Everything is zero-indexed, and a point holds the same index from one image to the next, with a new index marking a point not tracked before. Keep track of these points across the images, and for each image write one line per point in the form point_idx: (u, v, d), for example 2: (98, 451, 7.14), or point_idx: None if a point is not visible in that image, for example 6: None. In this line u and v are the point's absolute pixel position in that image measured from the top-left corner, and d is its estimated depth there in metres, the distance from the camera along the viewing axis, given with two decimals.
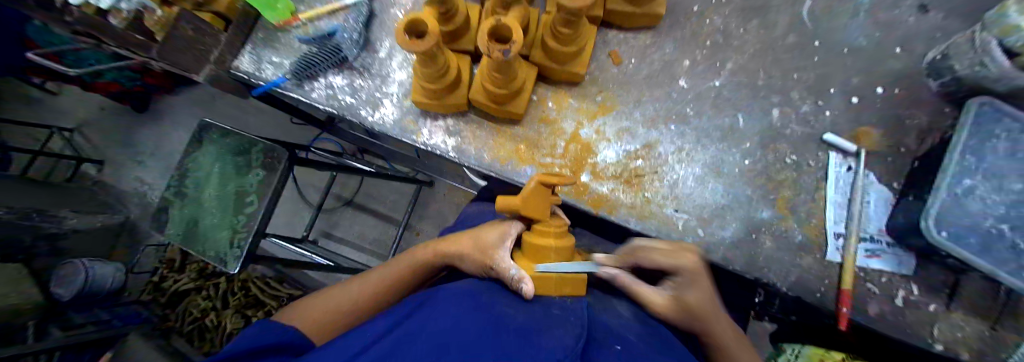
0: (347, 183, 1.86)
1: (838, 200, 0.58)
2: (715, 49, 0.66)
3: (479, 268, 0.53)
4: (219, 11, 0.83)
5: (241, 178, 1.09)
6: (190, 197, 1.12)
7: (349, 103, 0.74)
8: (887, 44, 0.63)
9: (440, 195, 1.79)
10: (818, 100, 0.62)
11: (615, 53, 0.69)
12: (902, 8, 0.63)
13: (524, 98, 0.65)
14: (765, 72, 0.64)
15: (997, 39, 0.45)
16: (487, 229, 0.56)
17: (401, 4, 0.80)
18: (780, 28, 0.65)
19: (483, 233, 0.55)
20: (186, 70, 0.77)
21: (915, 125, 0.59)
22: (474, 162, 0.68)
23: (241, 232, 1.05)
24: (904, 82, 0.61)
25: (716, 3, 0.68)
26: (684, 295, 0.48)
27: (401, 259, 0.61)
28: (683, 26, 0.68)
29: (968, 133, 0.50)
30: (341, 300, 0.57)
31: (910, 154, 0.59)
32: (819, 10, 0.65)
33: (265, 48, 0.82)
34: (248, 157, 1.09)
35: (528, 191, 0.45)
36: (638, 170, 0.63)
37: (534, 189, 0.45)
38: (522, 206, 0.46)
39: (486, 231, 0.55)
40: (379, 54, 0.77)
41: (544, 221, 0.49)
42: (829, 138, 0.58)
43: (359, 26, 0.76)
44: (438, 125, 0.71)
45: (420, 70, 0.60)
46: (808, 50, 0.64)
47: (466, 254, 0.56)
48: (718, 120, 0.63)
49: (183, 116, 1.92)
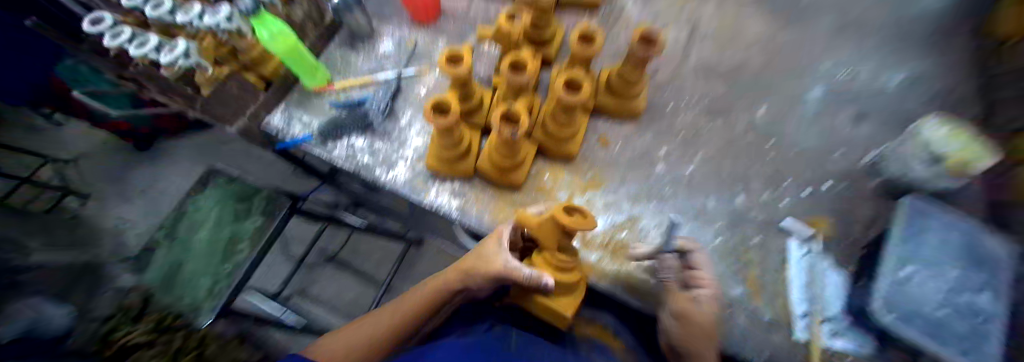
0: (335, 235, 1.88)
1: (801, 281, 0.64)
2: (687, 141, 0.79)
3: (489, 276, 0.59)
4: (265, 75, 0.93)
5: (238, 225, 1.14)
6: (177, 238, 1.10)
7: (367, 163, 0.82)
8: (827, 149, 0.76)
9: (430, 254, 1.82)
10: (775, 190, 0.73)
11: (604, 137, 0.81)
12: (834, 123, 0.78)
13: (525, 169, 0.75)
14: (729, 164, 0.76)
15: (922, 148, 0.60)
16: (488, 246, 0.61)
17: (424, 82, 0.94)
18: (738, 128, 0.79)
19: (485, 249, 0.61)
20: (220, 119, 0.84)
21: (859, 218, 0.69)
22: (475, 223, 0.74)
23: (224, 283, 1.09)
24: (851, 180, 0.73)
25: (686, 105, 0.83)
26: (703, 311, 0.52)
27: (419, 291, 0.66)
28: (661, 119, 0.82)
29: (903, 223, 0.61)
30: (366, 330, 0.63)
31: (858, 243, 0.67)
32: (770, 117, 0.80)
33: (297, 108, 0.93)
34: (250, 205, 1.15)
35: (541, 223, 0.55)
36: (623, 241, 0.70)
37: (583, 226, 0.49)
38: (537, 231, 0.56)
39: (487, 247, 0.61)
40: (400, 122, 0.88)
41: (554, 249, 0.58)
42: (786, 224, 0.68)
43: (386, 98, 0.89)
44: (445, 187, 0.79)
45: (438, 141, 0.70)
46: (763, 148, 0.77)
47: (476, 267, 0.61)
48: (691, 200, 0.73)
49: (186, 158, 1.97)
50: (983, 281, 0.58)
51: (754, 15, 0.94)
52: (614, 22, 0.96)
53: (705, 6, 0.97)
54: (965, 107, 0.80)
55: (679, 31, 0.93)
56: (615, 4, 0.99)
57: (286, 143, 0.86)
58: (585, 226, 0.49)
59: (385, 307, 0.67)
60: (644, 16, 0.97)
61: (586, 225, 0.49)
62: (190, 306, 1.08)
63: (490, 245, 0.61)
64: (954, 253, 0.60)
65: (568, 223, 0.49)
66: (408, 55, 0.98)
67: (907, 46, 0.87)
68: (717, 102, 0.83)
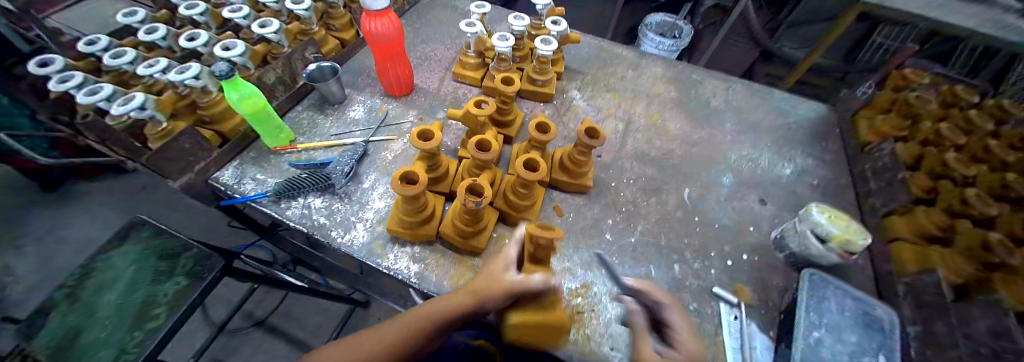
0: (267, 297, 1.67)
1: (734, 344, 0.70)
2: (629, 214, 0.89)
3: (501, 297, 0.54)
4: (222, 131, 0.91)
5: (158, 285, 0.91)
6: (84, 301, 0.88)
7: (322, 224, 0.81)
8: (742, 225, 0.90)
9: (374, 320, 1.65)
10: (704, 260, 0.82)
11: (559, 207, 0.89)
12: (744, 202, 0.94)
13: (486, 235, 0.78)
14: (665, 235, 0.86)
15: (808, 228, 0.75)
16: (496, 267, 0.60)
17: (391, 148, 0.98)
18: (670, 205, 0.92)
19: (492, 268, 0.60)
20: (163, 174, 0.79)
21: (774, 285, 0.79)
22: (433, 289, 0.73)
23: (131, 355, 0.80)
24: (763, 252, 0.85)
25: (626, 182, 0.95)
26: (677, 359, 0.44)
27: (413, 314, 0.58)
28: (605, 195, 0.92)
29: (806, 292, 0.71)
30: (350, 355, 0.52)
31: (776, 308, 0.76)
32: (694, 196, 0.94)
33: (252, 166, 0.91)
34: (176, 261, 0.95)
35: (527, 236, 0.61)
36: (578, 307, 0.72)
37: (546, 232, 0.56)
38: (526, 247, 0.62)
39: (493, 267, 0.60)
40: (363, 185, 0.89)
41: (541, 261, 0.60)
42: (717, 290, 0.76)
43: (352, 161, 0.90)
44: (404, 251, 0.79)
45: (401, 206, 0.73)
46: (691, 221, 0.89)
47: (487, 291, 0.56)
48: (635, 267, 0.79)
49: (95, 206, 1.71)
50: (880, 341, 0.66)
51: (674, 113, 1.16)
52: (565, 111, 1.13)
53: (637, 104, 1.18)
54: (838, 194, 1.01)
55: (618, 122, 1.12)
56: (565, 97, 1.17)
57: (237, 200, 0.82)
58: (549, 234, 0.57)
59: (375, 334, 0.56)
60: (588, 109, 1.15)
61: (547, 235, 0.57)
62: None
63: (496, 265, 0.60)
64: (850, 318, 0.68)
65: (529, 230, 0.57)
66: (377, 122, 1.03)
67: (790, 145, 1.11)
68: (652, 181, 0.96)
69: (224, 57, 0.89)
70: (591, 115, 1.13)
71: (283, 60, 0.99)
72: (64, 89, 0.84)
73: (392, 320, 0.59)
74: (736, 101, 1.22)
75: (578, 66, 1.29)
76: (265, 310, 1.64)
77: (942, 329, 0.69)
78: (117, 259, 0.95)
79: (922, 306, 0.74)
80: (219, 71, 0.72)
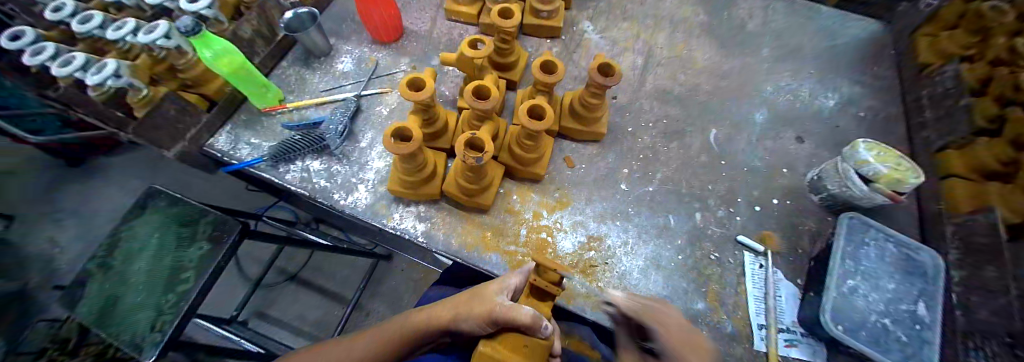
0: (295, 255, 1.74)
1: (757, 293, 0.67)
2: (647, 161, 0.82)
3: (479, 324, 0.46)
4: (208, 94, 0.85)
5: (182, 251, 0.93)
6: (116, 270, 0.92)
7: (323, 187, 0.78)
8: (774, 167, 0.81)
9: (399, 271, 1.73)
10: (729, 207, 0.76)
11: (569, 157, 0.82)
12: (779, 142, 0.85)
13: (492, 191, 0.73)
14: (687, 182, 0.79)
15: (854, 169, 0.66)
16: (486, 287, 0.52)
17: (386, 102, 0.91)
18: (693, 149, 0.83)
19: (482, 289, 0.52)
20: (158, 145, 0.76)
21: (806, 230, 0.74)
22: (441, 248, 0.71)
23: (169, 315, 0.84)
24: (796, 196, 0.78)
25: (645, 127, 0.86)
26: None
27: (406, 318, 0.53)
28: (622, 142, 0.84)
29: (845, 238, 0.64)
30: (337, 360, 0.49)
31: (806, 254, 0.71)
32: (721, 138, 0.85)
33: (245, 129, 0.86)
34: (195, 228, 0.96)
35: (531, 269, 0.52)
36: (591, 261, 0.69)
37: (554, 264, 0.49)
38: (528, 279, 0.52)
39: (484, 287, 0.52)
40: (360, 144, 0.84)
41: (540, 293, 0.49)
42: (742, 239, 0.71)
43: (345, 119, 0.84)
44: (410, 210, 0.76)
45: (399, 166, 0.68)
46: (717, 166, 0.81)
47: (465, 312, 0.48)
48: (653, 218, 0.74)
49: (118, 176, 1.76)
50: (921, 287, 0.61)
51: (702, 42, 1.01)
52: (576, 47, 1.00)
53: (659, 34, 1.03)
54: (888, 127, 0.89)
55: (636, 56, 0.98)
56: (576, 31, 1.03)
57: (234, 166, 0.79)
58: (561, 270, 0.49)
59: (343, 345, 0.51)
60: (602, 43, 1.01)
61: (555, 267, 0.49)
62: (131, 346, 0.83)
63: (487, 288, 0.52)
64: (891, 264, 0.63)
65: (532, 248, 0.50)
66: (368, 74, 0.95)
67: (836, 72, 0.96)
68: (674, 124, 0.87)
69: (189, 11, 0.80)
70: (605, 50, 1.00)
71: (255, 8, 0.88)
72: (38, 63, 0.79)
73: (366, 330, 0.55)
74: (776, 23, 1.05)
75: None
76: (296, 266, 1.73)
77: (992, 273, 0.62)
78: (143, 226, 0.98)
79: (971, 249, 0.67)
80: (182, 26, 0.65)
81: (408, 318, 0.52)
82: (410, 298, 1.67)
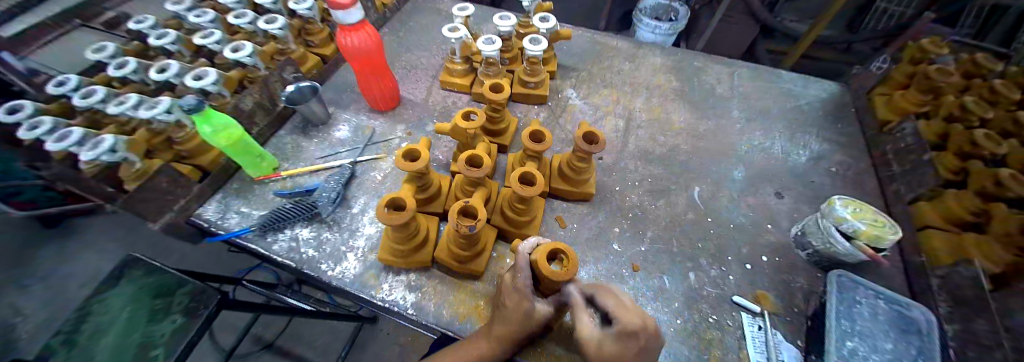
0: (275, 320, 1.64)
1: (760, 359, 0.64)
2: (636, 219, 0.83)
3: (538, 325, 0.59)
4: (203, 164, 0.86)
5: (153, 326, 0.78)
6: (68, 351, 0.75)
7: (311, 256, 0.76)
8: (759, 223, 0.84)
9: (384, 335, 1.62)
10: (721, 266, 0.76)
11: (560, 217, 0.84)
12: (760, 197, 0.88)
13: (485, 257, 0.73)
14: (676, 241, 0.80)
15: (834, 225, 0.69)
16: (515, 301, 0.58)
17: (381, 168, 0.93)
18: (679, 206, 0.86)
19: (515, 309, 0.57)
20: (144, 217, 0.74)
21: (799, 288, 0.73)
22: (433, 320, 0.68)
23: None
24: (784, 252, 0.79)
25: (632, 185, 0.90)
26: (610, 342, 0.46)
27: (471, 348, 0.59)
28: (611, 201, 0.86)
29: (837, 298, 0.65)
30: None
31: (802, 313, 0.70)
32: (705, 195, 0.88)
33: (236, 199, 0.86)
34: (171, 299, 0.82)
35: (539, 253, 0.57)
36: None
37: (561, 277, 0.55)
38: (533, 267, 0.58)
39: (513, 303, 0.57)
40: (352, 210, 0.84)
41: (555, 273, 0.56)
42: (738, 299, 0.70)
43: (338, 186, 0.85)
44: (400, 279, 0.74)
45: (391, 235, 0.68)
46: (704, 223, 0.83)
47: (523, 326, 0.58)
48: (647, 280, 0.74)
49: (89, 241, 1.66)
50: (918, 346, 0.60)
51: (677, 105, 1.10)
52: (561, 112, 1.07)
53: (636, 99, 1.11)
54: (861, 181, 0.93)
55: (617, 119, 1.05)
56: (561, 97, 1.11)
57: (221, 236, 0.78)
58: (565, 275, 0.55)
59: None
60: (585, 108, 1.08)
61: (564, 277, 0.55)
62: None
63: (517, 299, 0.57)
64: (885, 322, 0.62)
65: (547, 273, 0.55)
66: (364, 140, 0.98)
67: (803, 130, 1.04)
68: (658, 183, 0.90)
69: (195, 87, 0.83)
70: (589, 115, 1.06)
71: (260, 83, 0.93)
72: (32, 137, 0.76)
73: None
74: (743, 87, 1.15)
75: (572, 62, 1.22)
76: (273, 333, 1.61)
77: (982, 325, 0.61)
78: (117, 292, 0.84)
79: None
80: (186, 105, 0.68)
81: (473, 348, 0.58)
82: None
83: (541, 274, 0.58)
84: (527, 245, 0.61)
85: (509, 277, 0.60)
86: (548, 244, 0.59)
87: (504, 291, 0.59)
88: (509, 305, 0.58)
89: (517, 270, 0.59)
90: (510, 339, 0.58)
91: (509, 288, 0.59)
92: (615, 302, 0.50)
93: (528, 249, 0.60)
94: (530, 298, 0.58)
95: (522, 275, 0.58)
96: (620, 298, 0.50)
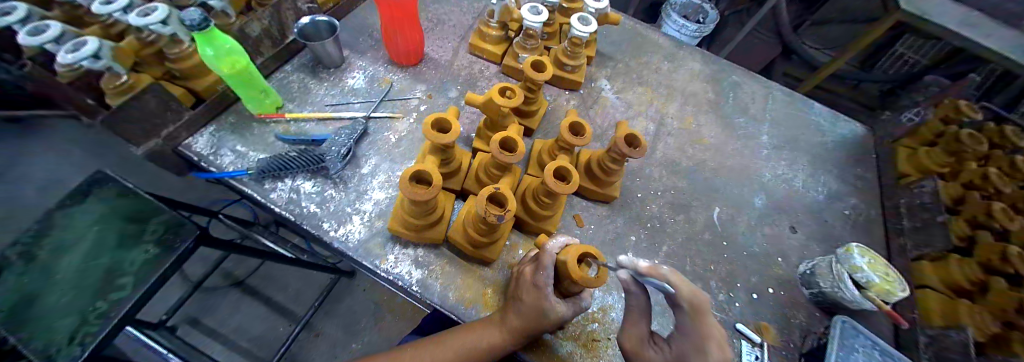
0: (243, 262, 1.56)
1: None
2: (653, 231, 0.82)
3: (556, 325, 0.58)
4: (197, 89, 0.76)
5: (122, 252, 0.69)
6: (20, 267, 0.66)
7: (312, 213, 0.70)
8: (771, 254, 0.84)
9: (360, 290, 1.60)
10: (729, 291, 0.76)
11: (578, 216, 0.81)
12: (775, 229, 0.88)
13: (499, 245, 0.69)
14: (691, 260, 0.79)
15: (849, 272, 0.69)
16: (532, 297, 0.56)
17: (395, 128, 0.86)
18: (698, 224, 0.85)
19: (533, 306, 0.55)
20: (126, 139, 0.66)
21: (797, 324, 0.75)
22: (437, 301, 0.65)
23: (93, 328, 0.61)
24: (789, 286, 0.80)
25: (654, 194, 0.87)
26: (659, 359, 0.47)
27: (484, 334, 0.57)
28: (632, 207, 0.84)
29: (838, 342, 0.66)
30: None
31: (796, 348, 0.73)
32: (723, 217, 0.87)
33: (232, 134, 0.77)
34: (143, 227, 0.72)
35: (568, 253, 0.55)
36: (594, 334, 0.66)
37: (591, 284, 0.51)
38: (561, 267, 0.55)
39: (530, 299, 0.56)
40: (361, 170, 0.78)
41: (580, 276, 0.52)
42: (741, 327, 0.71)
43: (349, 141, 0.78)
44: (406, 253, 0.70)
45: (407, 208, 0.63)
46: (719, 246, 0.82)
47: (541, 324, 0.56)
48: (655, 295, 0.74)
49: (42, 144, 1.48)
50: None
51: (709, 119, 1.06)
52: (593, 104, 1.01)
53: (670, 104, 1.07)
54: (869, 229, 0.95)
55: (648, 121, 1.01)
56: (594, 87, 1.05)
57: (211, 175, 0.70)
58: (595, 282, 0.52)
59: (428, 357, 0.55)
60: (617, 103, 1.03)
61: (594, 283, 0.52)
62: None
63: (532, 296, 0.56)
64: None
65: (576, 277, 0.51)
66: (381, 95, 0.90)
67: (825, 167, 1.03)
68: (680, 197, 0.88)
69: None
70: (621, 112, 1.01)
71: (271, 7, 0.82)
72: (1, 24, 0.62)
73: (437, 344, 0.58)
74: (776, 112, 1.13)
75: (610, 51, 1.15)
76: (245, 271, 1.55)
77: None
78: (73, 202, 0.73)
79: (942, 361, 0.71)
80: (190, 21, 0.57)
81: (485, 336, 0.57)
82: (367, 321, 1.54)
83: (566, 275, 0.56)
84: (554, 247, 0.58)
85: (527, 271, 0.59)
86: (578, 246, 0.56)
87: (522, 283, 0.58)
88: (525, 299, 0.56)
89: (541, 267, 0.56)
90: (522, 331, 0.56)
91: (528, 284, 0.57)
92: (692, 334, 0.43)
93: (553, 248, 0.58)
94: (550, 298, 0.55)
95: (545, 273, 0.56)
96: (706, 334, 0.42)
